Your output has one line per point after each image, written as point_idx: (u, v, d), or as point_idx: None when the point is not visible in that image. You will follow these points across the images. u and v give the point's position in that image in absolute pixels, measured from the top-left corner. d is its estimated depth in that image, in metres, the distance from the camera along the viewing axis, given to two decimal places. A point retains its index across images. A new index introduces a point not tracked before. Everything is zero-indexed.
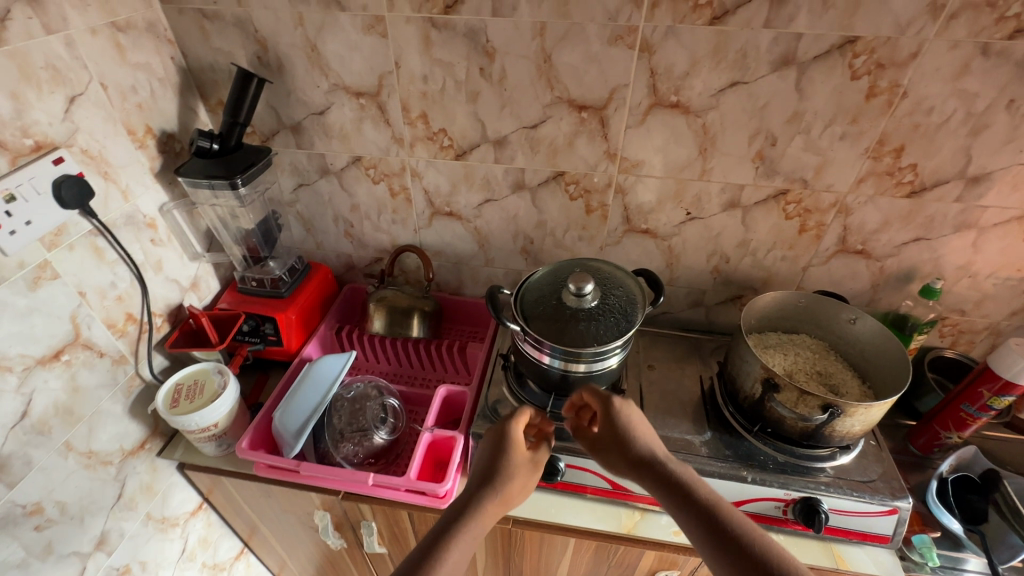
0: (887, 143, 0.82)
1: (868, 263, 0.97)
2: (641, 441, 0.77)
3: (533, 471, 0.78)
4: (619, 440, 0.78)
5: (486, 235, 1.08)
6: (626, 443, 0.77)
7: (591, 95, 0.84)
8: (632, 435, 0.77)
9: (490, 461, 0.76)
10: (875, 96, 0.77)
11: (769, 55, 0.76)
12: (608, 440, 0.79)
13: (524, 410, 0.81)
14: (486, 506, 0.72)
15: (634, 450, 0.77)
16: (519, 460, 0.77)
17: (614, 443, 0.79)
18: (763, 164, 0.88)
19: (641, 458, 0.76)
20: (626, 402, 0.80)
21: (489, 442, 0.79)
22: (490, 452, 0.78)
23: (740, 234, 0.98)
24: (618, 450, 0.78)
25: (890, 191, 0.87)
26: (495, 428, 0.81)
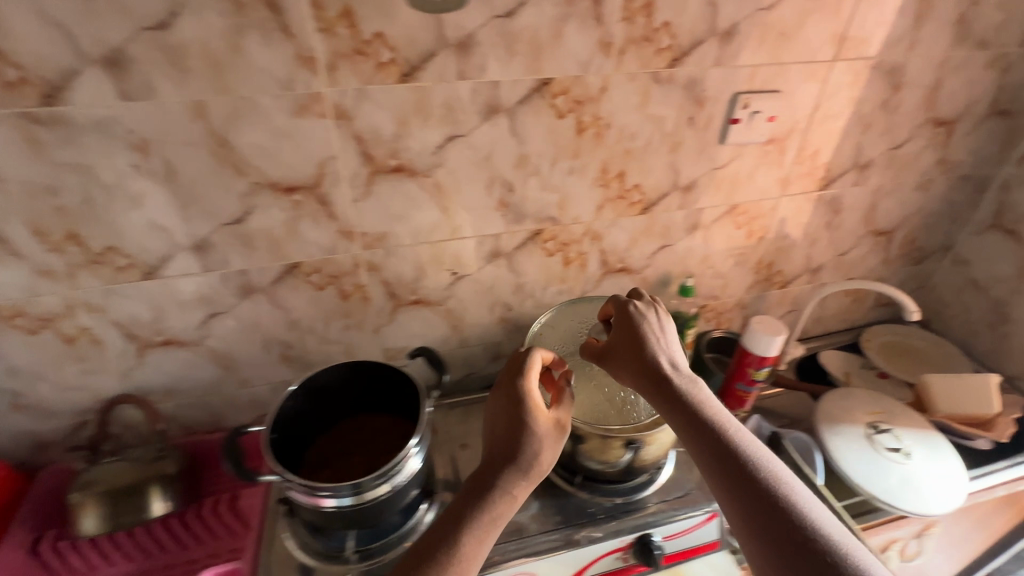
0: (609, 171, 0.85)
1: (632, 277, 1.01)
2: (661, 348, 0.71)
3: (561, 418, 0.66)
4: (635, 353, 0.71)
5: (227, 353, 0.86)
6: (641, 354, 0.71)
7: (296, 174, 0.71)
8: (642, 346, 0.71)
9: (495, 445, 0.65)
10: (584, 130, 0.79)
11: (474, 106, 0.72)
12: (620, 349, 0.73)
13: (533, 355, 0.69)
14: (500, 505, 0.62)
15: (648, 360, 0.71)
16: (571, 399, 0.68)
17: (624, 350, 0.73)
18: (510, 211, 0.84)
19: (655, 372, 0.70)
20: (642, 308, 0.74)
21: (499, 409, 0.67)
22: (502, 420, 0.66)
23: (512, 281, 0.93)
24: (634, 371, 0.71)
25: (627, 212, 0.91)
26: (502, 390, 0.68)
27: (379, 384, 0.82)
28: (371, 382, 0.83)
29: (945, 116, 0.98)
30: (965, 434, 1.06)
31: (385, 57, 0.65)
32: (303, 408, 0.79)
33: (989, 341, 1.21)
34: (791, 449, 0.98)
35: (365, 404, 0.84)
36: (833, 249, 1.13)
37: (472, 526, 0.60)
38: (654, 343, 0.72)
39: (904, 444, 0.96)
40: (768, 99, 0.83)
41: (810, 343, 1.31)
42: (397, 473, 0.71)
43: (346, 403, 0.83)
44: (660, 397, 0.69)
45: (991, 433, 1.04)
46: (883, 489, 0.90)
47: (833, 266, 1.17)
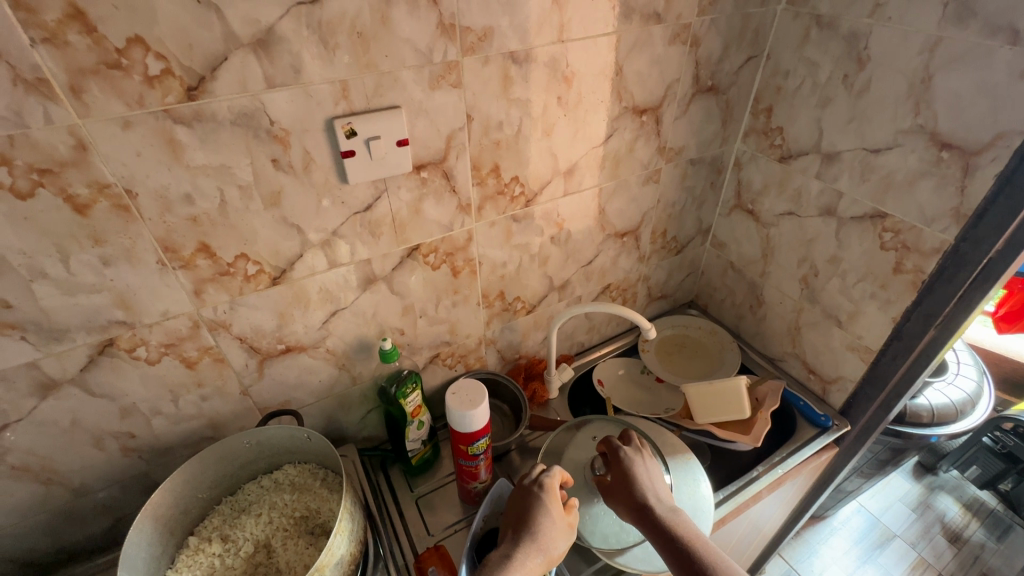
0: (180, 247, 0.60)
1: (309, 354, 0.79)
2: (648, 485, 0.78)
3: (572, 522, 0.75)
4: (627, 486, 0.78)
5: None
6: (631, 489, 0.78)
7: None
8: (638, 479, 0.79)
9: (517, 522, 0.72)
10: (88, 206, 0.53)
11: None
12: (618, 487, 0.80)
13: (558, 468, 0.80)
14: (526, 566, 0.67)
15: (641, 496, 0.77)
16: (564, 512, 0.74)
17: (621, 483, 0.79)
18: (30, 331, 0.57)
19: (643, 511, 0.75)
20: (640, 446, 0.84)
21: (522, 497, 0.75)
22: (524, 503, 0.74)
23: (109, 406, 0.67)
24: (628, 503, 0.77)
25: (248, 287, 0.67)
26: (526, 488, 0.77)
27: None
28: None
29: (645, 102, 0.85)
30: (726, 440, 0.98)
31: None
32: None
33: (753, 323, 1.15)
34: None
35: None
36: (574, 261, 0.99)
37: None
38: (644, 478, 0.79)
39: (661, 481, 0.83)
40: (379, 118, 0.62)
41: (588, 355, 1.19)
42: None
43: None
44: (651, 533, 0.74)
45: (749, 434, 0.97)
46: (628, 554, 0.80)
47: (582, 278, 1.03)
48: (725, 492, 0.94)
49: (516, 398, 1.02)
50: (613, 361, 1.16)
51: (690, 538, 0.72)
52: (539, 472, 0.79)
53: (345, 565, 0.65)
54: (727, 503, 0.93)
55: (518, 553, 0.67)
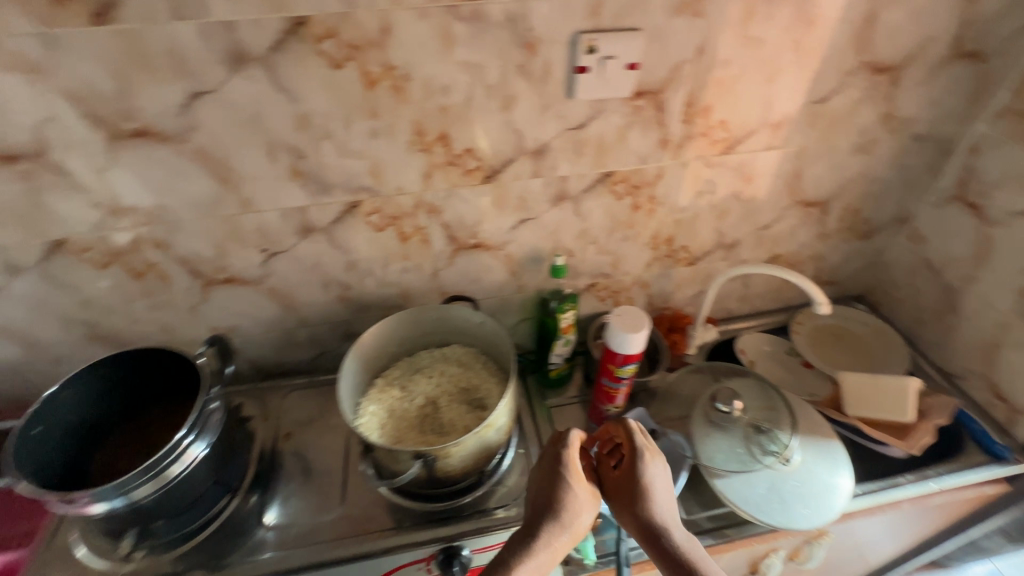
0: (426, 133, 0.70)
1: (492, 254, 0.88)
2: (656, 502, 0.71)
3: (595, 491, 0.73)
4: (636, 497, 0.71)
5: (25, 332, 0.79)
6: (642, 501, 0.71)
7: (10, 140, 0.60)
8: (649, 489, 0.71)
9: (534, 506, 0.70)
10: (375, 84, 0.64)
11: (213, 54, 0.58)
12: (624, 491, 0.72)
13: (574, 438, 0.73)
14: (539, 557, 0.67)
15: (647, 510, 0.70)
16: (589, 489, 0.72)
17: (629, 484, 0.72)
18: (309, 181, 0.71)
19: (649, 525, 0.70)
20: (650, 451, 0.74)
21: (543, 474, 0.72)
22: (546, 477, 0.72)
23: (341, 257, 0.82)
24: (634, 514, 0.71)
25: (464, 180, 0.76)
26: (546, 457, 0.74)
27: (173, 376, 0.77)
28: (155, 371, 0.77)
29: (886, 59, 0.78)
30: (876, 440, 0.93)
31: None
32: (83, 405, 0.74)
33: (936, 332, 1.04)
34: None
35: (162, 394, 0.78)
36: (750, 222, 0.96)
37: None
38: (645, 495, 0.71)
39: (788, 441, 0.84)
40: (619, 39, 0.65)
41: (733, 324, 1.17)
42: (180, 460, 0.68)
43: (144, 394, 0.78)
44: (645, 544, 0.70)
45: (905, 441, 0.90)
46: (748, 501, 0.81)
47: (753, 241, 1.00)
48: (864, 487, 0.90)
49: (656, 345, 1.05)
50: (760, 335, 1.13)
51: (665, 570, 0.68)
52: (559, 437, 0.75)
53: (504, 431, 0.75)
54: (865, 497, 0.89)
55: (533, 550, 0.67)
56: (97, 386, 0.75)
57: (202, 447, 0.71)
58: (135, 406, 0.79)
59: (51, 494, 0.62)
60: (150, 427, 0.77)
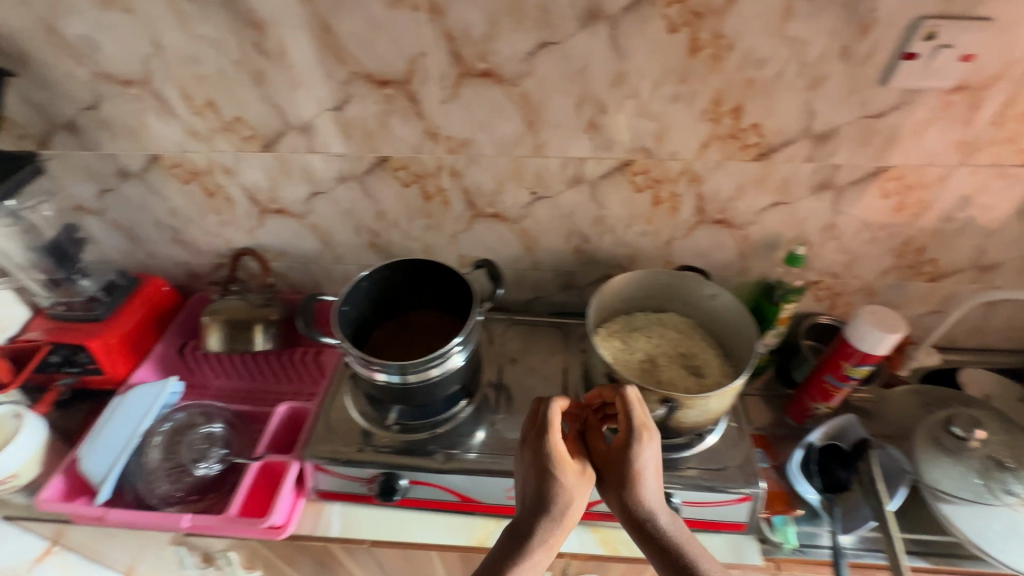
0: (723, 103, 0.73)
1: (730, 232, 0.90)
2: (647, 487, 0.62)
3: (585, 469, 0.65)
4: (622, 481, 0.63)
5: (326, 231, 0.96)
6: (636, 492, 0.62)
7: (389, 68, 0.72)
8: (640, 477, 0.62)
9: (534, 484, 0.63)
10: (698, 51, 0.68)
11: (573, 9, 0.65)
12: (610, 475, 0.64)
13: (555, 408, 0.66)
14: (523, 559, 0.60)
15: (633, 498, 0.62)
16: (610, 470, 0.65)
17: (618, 466, 0.63)
18: (599, 135, 0.78)
19: (636, 512, 0.62)
20: (648, 429, 0.64)
21: (533, 456, 0.65)
22: (529, 464, 0.65)
23: (593, 211, 0.89)
24: (618, 499, 0.63)
25: (738, 155, 0.79)
26: (528, 436, 0.68)
27: (435, 288, 0.91)
28: (427, 279, 0.90)
29: None
30: None
31: None
32: (368, 294, 0.88)
33: None
34: (873, 463, 0.83)
35: (418, 303, 0.95)
36: (1021, 246, 0.88)
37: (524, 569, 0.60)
38: (677, 478, 0.64)
39: None
40: (965, 28, 0.63)
41: (953, 354, 1.08)
42: (448, 362, 0.80)
43: (405, 299, 0.94)
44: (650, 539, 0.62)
45: None
46: (981, 535, 0.76)
47: (1015, 268, 0.92)
48: None
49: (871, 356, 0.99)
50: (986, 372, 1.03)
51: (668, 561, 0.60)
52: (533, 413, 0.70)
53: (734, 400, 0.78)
54: None
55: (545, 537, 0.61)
56: (381, 283, 0.89)
57: (462, 353, 0.82)
58: (397, 306, 0.94)
59: (359, 356, 0.77)
60: (406, 327, 0.94)
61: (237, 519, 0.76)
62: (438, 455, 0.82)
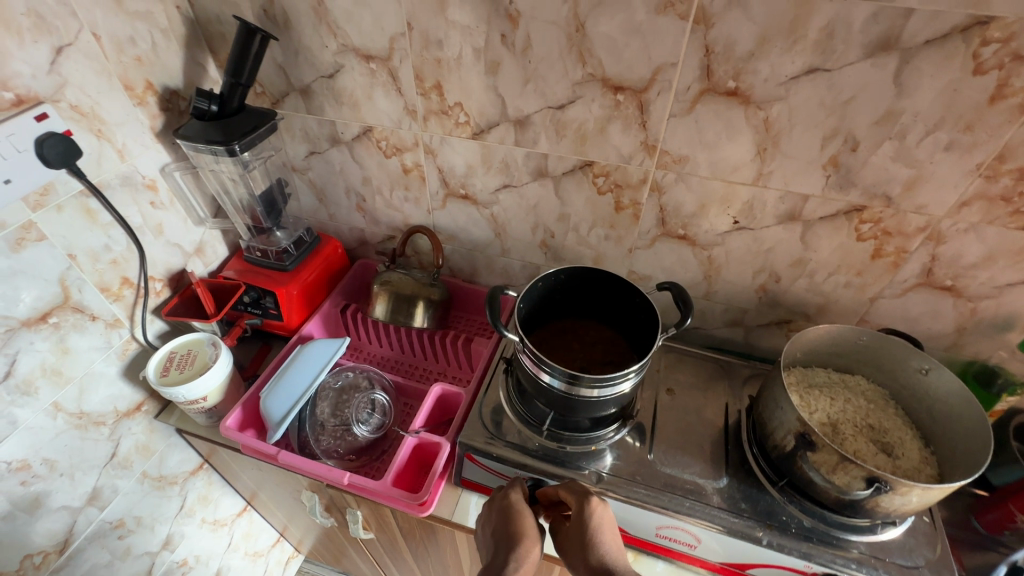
0: (1008, 161, 0.63)
1: (955, 302, 0.79)
2: (604, 547, 0.67)
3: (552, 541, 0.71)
4: (578, 544, 0.68)
5: (503, 223, 0.97)
6: (585, 552, 0.66)
7: (630, 74, 0.70)
8: (597, 534, 0.67)
9: (498, 536, 0.69)
10: (1002, 98, 0.59)
11: (864, 36, 0.59)
12: (571, 543, 0.69)
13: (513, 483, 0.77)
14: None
15: (596, 558, 0.66)
16: (574, 539, 0.69)
17: (574, 533, 0.69)
18: (837, 173, 0.71)
19: (605, 568, 0.65)
20: (598, 499, 0.71)
21: (500, 514, 0.72)
22: (495, 519, 0.73)
23: (796, 252, 0.82)
24: (580, 562, 0.67)
25: (1002, 220, 0.69)
26: (495, 504, 0.75)
27: (604, 299, 0.90)
28: (602, 289, 0.88)
29: None
30: None
31: None
32: (539, 292, 0.87)
33: None
34: None
35: (577, 310, 0.94)
36: None
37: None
38: (596, 540, 0.67)
39: None
40: None
41: None
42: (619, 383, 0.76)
43: (567, 304, 0.93)
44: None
45: None
46: None
47: None
48: None
49: None
50: None
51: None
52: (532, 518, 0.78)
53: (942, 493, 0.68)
54: None
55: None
56: (553, 284, 0.88)
57: (633, 378, 0.78)
58: (557, 311, 0.93)
59: (532, 352, 0.77)
60: (563, 332, 0.92)
61: (391, 488, 0.79)
62: (589, 472, 0.80)
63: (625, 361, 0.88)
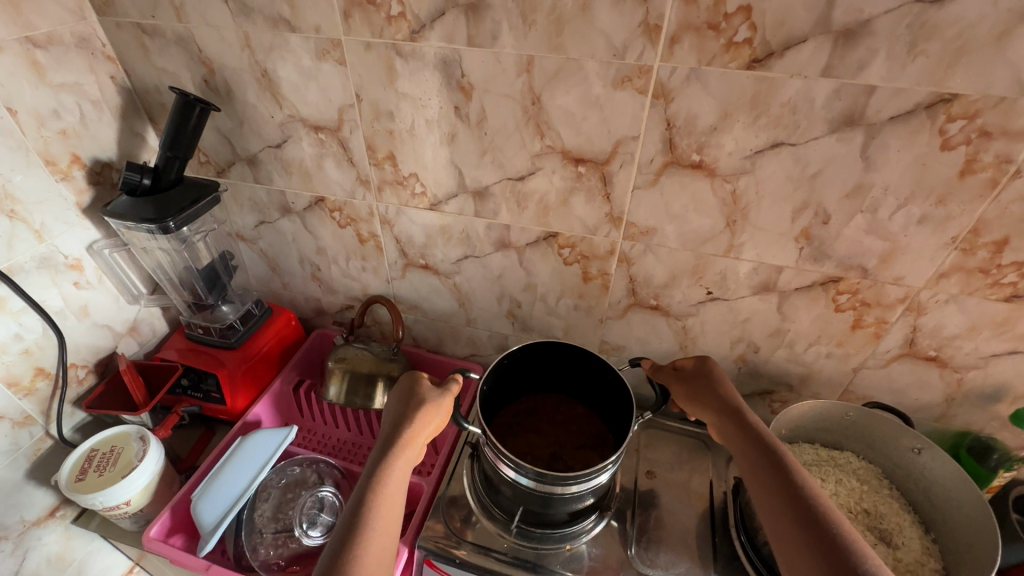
0: (983, 234, 0.61)
1: (941, 372, 0.75)
2: (726, 393, 0.71)
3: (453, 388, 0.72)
4: (706, 383, 0.73)
5: (466, 292, 0.91)
6: (714, 396, 0.71)
7: (590, 146, 0.67)
8: (722, 380, 0.73)
9: (399, 408, 0.69)
10: (972, 173, 0.57)
11: (827, 112, 0.57)
12: (692, 389, 0.74)
13: None
14: (370, 529, 0.57)
15: (722, 399, 0.71)
16: (692, 388, 0.74)
17: (695, 382, 0.74)
18: (810, 246, 0.68)
19: (731, 407, 0.70)
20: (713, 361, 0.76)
21: (402, 385, 0.73)
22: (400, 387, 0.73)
23: (774, 322, 0.78)
24: (698, 400, 0.72)
25: (982, 292, 0.66)
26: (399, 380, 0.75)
27: (574, 374, 0.83)
28: (570, 363, 0.82)
29: None
30: None
31: (739, 36, 0.54)
32: (503, 372, 0.80)
33: None
34: None
35: (546, 385, 0.87)
36: None
37: (388, 474, 0.62)
38: (722, 390, 0.72)
39: None
40: None
41: None
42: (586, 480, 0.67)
43: (535, 380, 0.86)
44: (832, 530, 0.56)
45: None
46: None
47: None
48: None
49: None
50: None
51: (835, 540, 0.53)
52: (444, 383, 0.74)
53: None
54: None
55: (359, 503, 0.59)
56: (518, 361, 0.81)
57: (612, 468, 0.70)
58: (523, 388, 0.86)
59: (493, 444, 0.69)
60: (531, 412, 0.85)
61: None
62: None
63: (599, 442, 0.81)
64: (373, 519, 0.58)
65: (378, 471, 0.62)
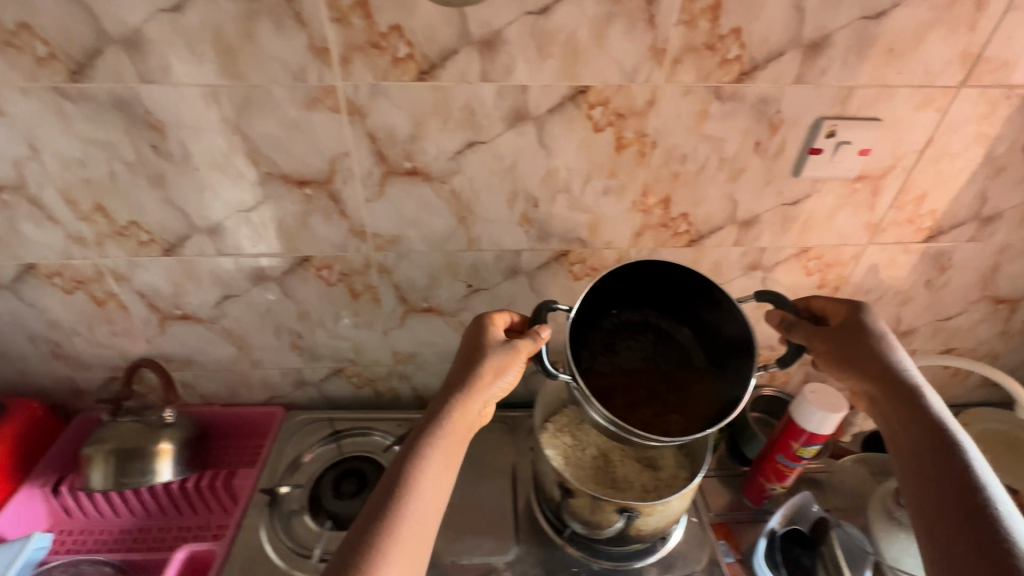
0: (652, 195, 0.74)
1: None
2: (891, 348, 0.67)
3: (526, 349, 0.64)
4: (855, 335, 0.68)
5: (240, 334, 0.86)
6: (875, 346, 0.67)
7: (307, 168, 0.68)
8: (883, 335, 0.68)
9: (455, 381, 0.63)
10: (624, 148, 0.69)
11: (499, 111, 0.64)
12: (828, 341, 0.69)
13: (488, 317, 0.67)
14: (403, 528, 0.53)
15: (870, 350, 0.67)
16: (828, 332, 0.69)
17: (834, 329, 0.69)
18: (533, 228, 0.76)
19: (847, 354, 0.67)
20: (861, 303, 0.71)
21: (471, 346, 0.65)
22: (467, 360, 0.64)
23: (533, 301, 0.85)
24: (834, 352, 0.69)
25: (670, 242, 0.80)
26: (474, 337, 0.66)
27: (665, 292, 0.72)
28: (659, 283, 0.71)
29: None
30: None
31: (401, 52, 0.59)
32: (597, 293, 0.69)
33: None
34: (835, 545, 0.79)
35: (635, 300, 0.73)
36: (932, 312, 0.93)
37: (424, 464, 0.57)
38: (869, 339, 0.67)
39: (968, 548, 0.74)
40: (861, 127, 0.68)
41: None
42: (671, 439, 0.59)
43: (631, 293, 0.73)
44: (930, 450, 0.59)
45: None
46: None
47: (929, 332, 0.96)
48: None
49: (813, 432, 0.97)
50: None
51: (968, 507, 0.53)
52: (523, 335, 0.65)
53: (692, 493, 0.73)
54: None
55: (388, 503, 0.54)
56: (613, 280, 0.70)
57: None
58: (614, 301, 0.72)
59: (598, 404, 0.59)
60: (629, 335, 0.71)
61: None
62: None
63: (691, 377, 0.69)
64: (406, 516, 0.53)
65: (411, 463, 0.57)
